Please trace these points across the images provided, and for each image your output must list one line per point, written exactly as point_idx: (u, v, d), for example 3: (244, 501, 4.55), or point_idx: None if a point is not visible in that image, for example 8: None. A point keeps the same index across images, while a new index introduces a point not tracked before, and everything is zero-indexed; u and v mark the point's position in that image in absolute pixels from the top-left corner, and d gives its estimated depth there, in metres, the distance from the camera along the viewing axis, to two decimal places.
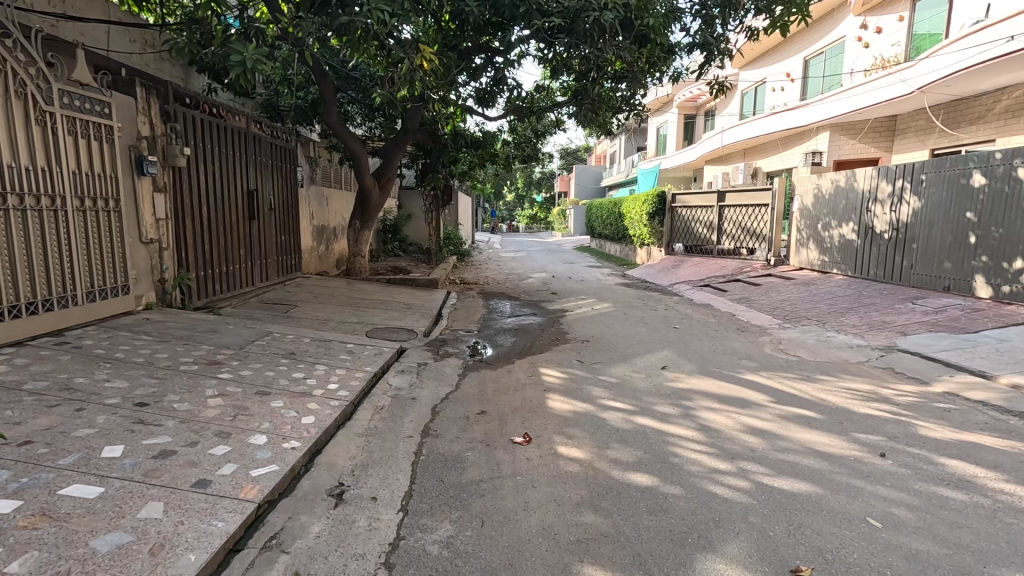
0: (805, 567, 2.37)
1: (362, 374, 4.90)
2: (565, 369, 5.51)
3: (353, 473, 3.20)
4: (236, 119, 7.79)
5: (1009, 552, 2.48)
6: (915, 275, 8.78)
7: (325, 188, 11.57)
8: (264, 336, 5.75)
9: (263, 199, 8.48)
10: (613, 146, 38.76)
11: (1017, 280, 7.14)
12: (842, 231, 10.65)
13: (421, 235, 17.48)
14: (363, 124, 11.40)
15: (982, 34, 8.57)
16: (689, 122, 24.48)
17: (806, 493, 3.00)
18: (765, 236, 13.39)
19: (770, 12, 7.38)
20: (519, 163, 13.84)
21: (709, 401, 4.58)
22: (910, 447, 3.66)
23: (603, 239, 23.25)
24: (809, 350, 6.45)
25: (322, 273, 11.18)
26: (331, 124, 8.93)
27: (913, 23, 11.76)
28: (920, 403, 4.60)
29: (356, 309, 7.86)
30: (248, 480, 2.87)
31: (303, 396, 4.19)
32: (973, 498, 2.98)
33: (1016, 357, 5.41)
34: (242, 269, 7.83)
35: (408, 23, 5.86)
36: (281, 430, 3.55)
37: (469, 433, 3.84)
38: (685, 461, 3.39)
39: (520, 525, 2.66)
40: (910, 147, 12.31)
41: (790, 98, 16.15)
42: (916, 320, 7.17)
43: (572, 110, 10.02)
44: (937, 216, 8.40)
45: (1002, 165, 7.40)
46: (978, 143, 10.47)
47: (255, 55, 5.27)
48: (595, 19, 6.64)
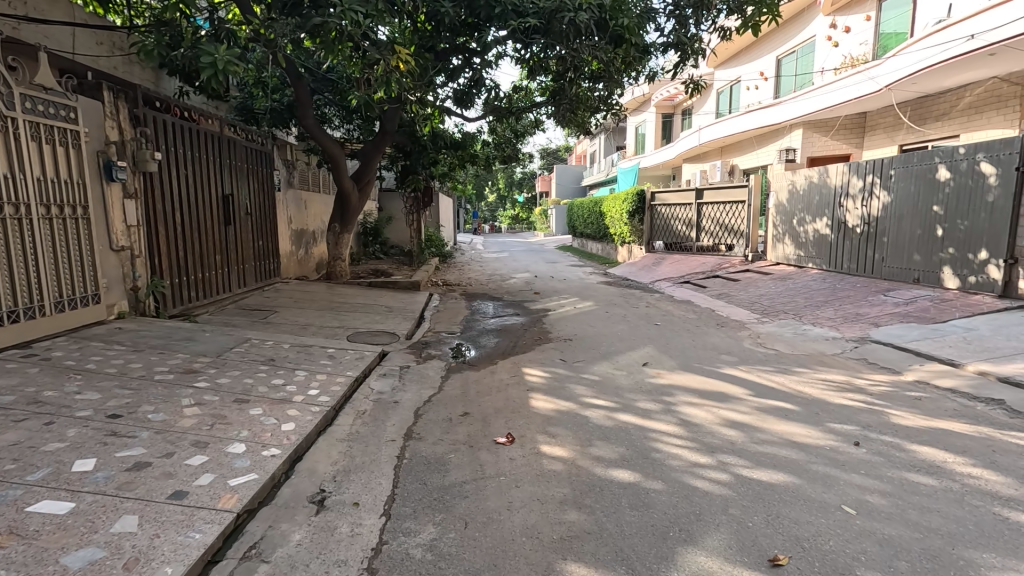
0: (783, 555, 2.42)
1: (343, 379, 4.85)
2: (548, 369, 5.52)
3: (335, 478, 3.17)
4: (209, 123, 7.65)
5: (976, 534, 2.57)
6: (886, 268, 9.02)
7: (303, 192, 11.43)
8: (242, 342, 5.65)
9: (239, 203, 8.32)
10: (593, 145, 39.01)
11: (982, 271, 7.37)
12: (816, 226, 10.89)
13: (402, 237, 17.41)
14: (340, 126, 11.29)
15: (943, 33, 8.85)
16: (667, 121, 24.78)
17: (783, 484, 3.06)
18: (743, 232, 13.63)
19: (742, 12, 7.51)
20: (500, 164, 13.85)
21: (690, 396, 4.65)
22: (883, 436, 3.76)
23: (585, 239, 23.37)
24: (786, 343, 6.58)
25: (302, 277, 11.04)
26: (308, 126, 8.82)
27: (879, 23, 12.10)
28: (892, 392, 4.73)
29: (337, 313, 7.78)
30: (226, 490, 2.82)
31: (283, 402, 4.13)
32: (943, 483, 3.08)
33: (982, 345, 5.60)
34: (219, 275, 7.68)
35: (383, 23, 5.82)
36: (261, 437, 3.49)
37: (452, 434, 3.83)
38: (666, 456, 3.43)
39: (504, 525, 2.66)
40: (880, 143, 12.64)
41: (763, 96, 16.44)
42: (888, 312, 7.38)
43: (551, 110, 10.06)
44: (906, 210, 8.64)
45: (966, 160, 7.63)
46: (944, 139, 10.80)
47: (226, 56, 5.18)
48: (570, 20, 6.71)
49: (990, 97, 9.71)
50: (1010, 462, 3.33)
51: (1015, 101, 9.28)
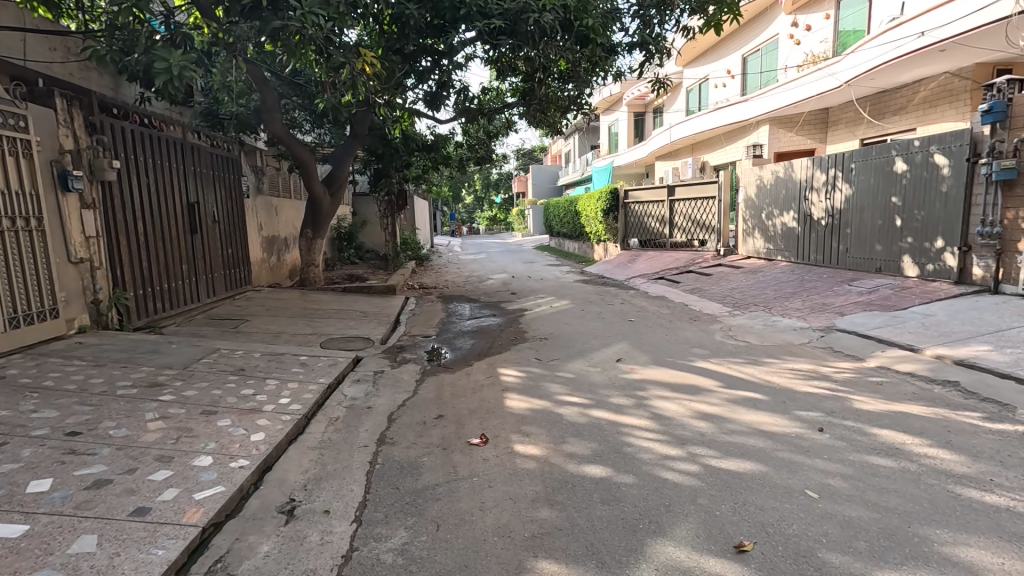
0: (748, 541, 2.48)
1: (315, 387, 4.78)
2: (523, 368, 5.54)
3: (306, 487, 3.13)
4: (172, 130, 7.47)
5: (930, 511, 2.67)
6: (851, 258, 9.31)
7: (273, 197, 11.22)
8: (210, 353, 5.52)
9: (205, 211, 8.11)
10: (567, 143, 39.29)
11: (939, 259, 7.64)
12: (784, 220, 11.17)
13: (377, 240, 17.26)
14: (311, 131, 11.14)
15: (896, 30, 9.17)
16: (639, 120, 25.13)
17: (750, 472, 3.13)
18: (714, 227, 13.89)
19: (703, 12, 7.66)
20: (473, 165, 13.83)
21: (662, 390, 4.72)
22: (846, 421, 3.87)
23: (562, 238, 23.50)
24: (756, 335, 6.73)
25: (274, 285, 10.83)
26: (275, 131, 8.68)
27: (838, 21, 12.49)
28: (856, 378, 4.89)
29: (310, 320, 7.67)
30: (191, 504, 2.76)
31: (253, 412, 4.05)
32: (901, 464, 3.19)
33: (938, 330, 5.82)
34: (186, 285, 7.49)
35: (345, 26, 5.74)
36: (228, 449, 3.43)
37: (426, 438, 3.81)
38: (638, 450, 3.48)
39: (476, 526, 2.66)
40: (842, 138, 12.99)
41: (731, 94, 16.77)
42: (852, 301, 7.62)
43: (522, 110, 10.10)
44: (868, 201, 8.92)
45: (920, 152, 7.90)
46: (901, 132, 11.16)
47: (182, 61, 5.06)
48: (535, 21, 6.71)
49: (942, 91, 10.11)
50: (963, 441, 3.48)
51: (965, 94, 9.66)
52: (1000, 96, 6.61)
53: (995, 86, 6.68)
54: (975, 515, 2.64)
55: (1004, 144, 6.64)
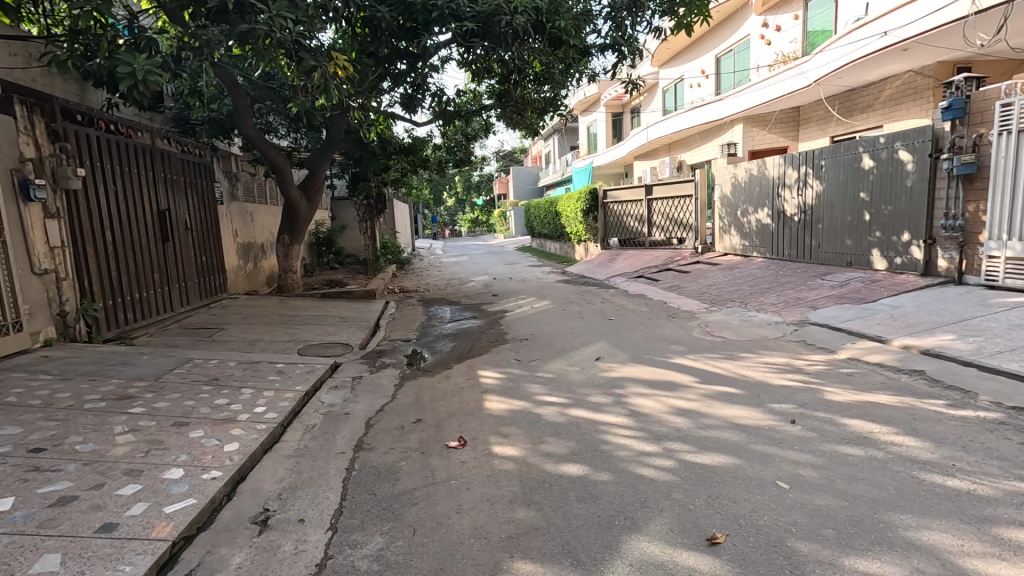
0: (721, 533, 2.52)
1: (292, 394, 4.71)
2: (503, 369, 5.54)
3: (280, 496, 3.08)
4: (141, 136, 7.31)
5: (895, 498, 2.75)
6: (823, 253, 9.53)
7: (248, 204, 11.03)
8: (184, 363, 5.41)
9: (177, 218, 7.94)
10: (547, 144, 39.44)
11: (906, 251, 7.85)
12: (758, 217, 11.39)
13: (357, 245, 17.12)
14: (287, 135, 11.01)
15: (861, 30, 9.42)
16: (617, 120, 25.33)
17: (724, 466, 3.18)
18: (691, 225, 14.08)
19: (674, 14, 7.78)
20: (452, 168, 13.80)
21: (640, 387, 4.78)
22: (817, 412, 3.96)
23: (543, 239, 23.56)
24: (732, 330, 6.83)
25: (251, 292, 10.65)
26: (249, 135, 8.57)
27: (806, 21, 12.78)
28: (827, 369, 5.01)
29: (288, 327, 7.56)
30: (161, 518, 2.70)
31: (227, 422, 3.99)
32: (869, 452, 3.28)
33: (906, 321, 5.99)
34: (159, 294, 7.33)
35: (315, 29, 5.68)
36: (201, 460, 3.36)
37: (404, 442, 3.79)
38: (615, 448, 3.51)
39: (453, 529, 2.66)
40: (813, 135, 13.27)
41: (705, 94, 17.03)
42: (824, 295, 7.79)
43: (499, 112, 10.12)
44: (838, 197, 9.15)
45: (885, 149, 8.13)
46: (869, 129, 11.45)
47: (147, 65, 4.95)
48: (508, 23, 6.77)
49: (907, 89, 10.40)
50: (928, 428, 3.58)
51: (929, 92, 9.94)
52: (959, 93, 6.84)
53: (954, 84, 6.91)
54: (937, 499, 2.72)
55: (964, 139, 6.87)
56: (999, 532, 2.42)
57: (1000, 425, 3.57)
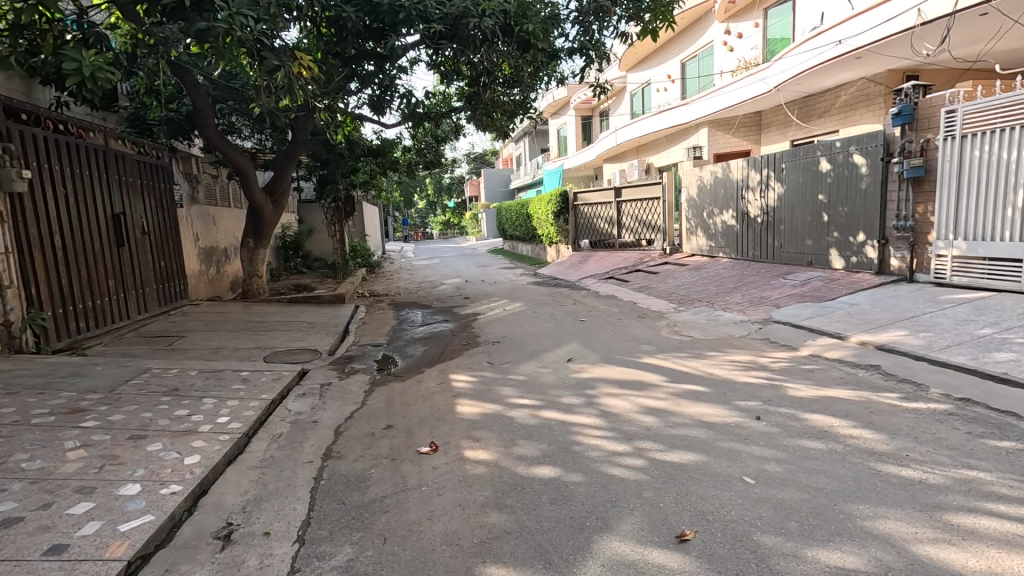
0: (689, 531, 2.56)
1: (257, 403, 4.56)
2: (475, 373, 5.51)
3: (245, 509, 2.98)
4: (92, 136, 6.98)
5: (854, 488, 2.86)
6: (785, 253, 9.85)
7: (210, 207, 10.68)
8: (141, 373, 5.19)
9: (133, 222, 7.61)
10: (518, 146, 39.61)
11: (861, 251, 8.18)
12: (723, 218, 11.69)
13: (325, 248, 16.80)
14: (251, 136, 10.71)
15: (818, 38, 9.78)
16: (586, 123, 25.61)
17: (693, 463, 3.25)
18: (659, 227, 14.35)
19: (640, 19, 7.94)
20: (422, 170, 13.67)
21: (610, 387, 4.83)
22: (781, 408, 4.08)
23: (515, 240, 23.61)
24: (700, 329, 6.98)
25: (214, 298, 10.30)
26: (210, 137, 8.29)
27: (766, 29, 13.21)
28: (790, 366, 5.17)
29: (253, 333, 7.35)
30: (116, 536, 2.58)
31: (187, 434, 3.84)
32: (829, 446, 3.40)
33: (863, 317, 6.24)
34: (114, 301, 7.01)
35: (277, 28, 5.56)
36: (159, 474, 3.22)
37: (374, 449, 3.72)
38: (587, 449, 3.53)
39: (424, 536, 2.62)
40: (775, 139, 13.69)
41: (672, 98, 17.37)
42: (787, 293, 8.04)
43: (469, 114, 10.07)
44: (798, 199, 9.47)
45: (841, 152, 8.46)
46: (827, 134, 11.89)
47: (97, 62, 4.74)
48: (476, 26, 6.79)
49: (861, 96, 10.87)
50: (884, 420, 3.73)
51: (880, 98, 10.39)
52: (907, 100, 7.17)
53: (903, 91, 7.24)
54: (892, 488, 2.84)
55: (913, 144, 7.21)
56: (948, 518, 2.54)
57: (948, 416, 3.76)
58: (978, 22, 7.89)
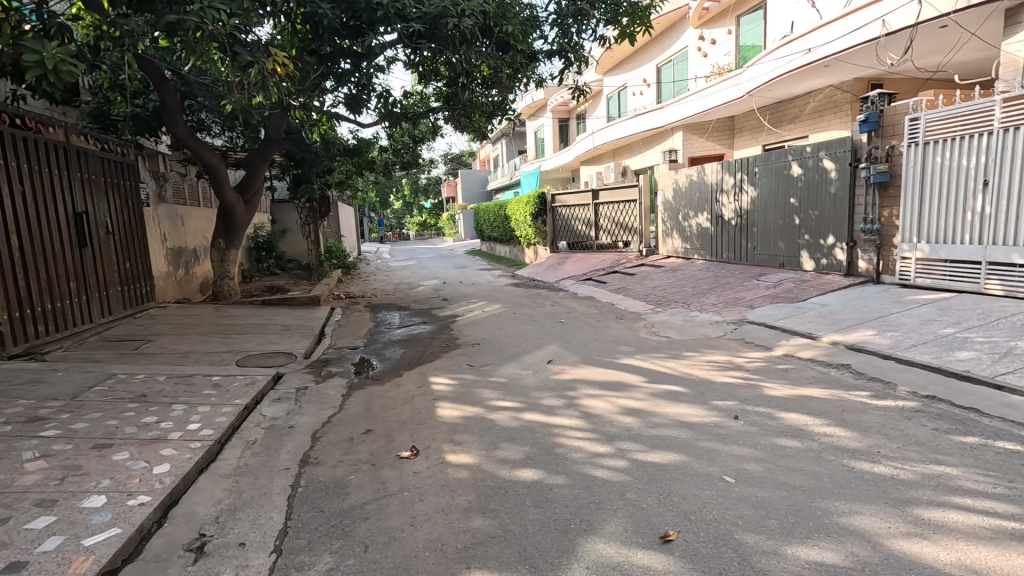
0: (672, 531, 2.57)
1: (230, 409, 4.42)
2: (455, 376, 5.46)
3: (218, 519, 2.88)
4: (51, 131, 6.66)
5: (830, 485, 2.92)
6: (758, 254, 10.08)
7: (178, 206, 10.34)
8: (105, 379, 4.98)
9: (96, 221, 7.29)
10: (495, 146, 39.68)
11: (831, 253, 8.43)
12: (698, 221, 11.91)
13: (299, 249, 16.47)
14: (222, 134, 10.42)
15: (788, 46, 10.04)
16: (563, 126, 25.78)
17: (674, 463, 3.27)
18: (636, 229, 14.52)
19: (618, 23, 8.06)
20: (399, 170, 13.53)
21: (591, 388, 4.85)
22: (758, 407, 4.16)
23: (493, 242, 23.56)
24: (677, 330, 7.09)
25: (182, 300, 9.97)
26: (178, 134, 8.03)
27: (739, 36, 13.51)
28: (765, 366, 5.28)
29: (224, 337, 7.14)
30: (79, 551, 2.45)
31: (156, 442, 3.69)
32: (805, 443, 3.48)
33: (834, 318, 6.42)
34: (75, 304, 6.71)
35: (251, 23, 5.43)
36: (126, 485, 3.08)
37: (353, 454, 3.65)
38: (569, 450, 3.53)
39: (407, 542, 2.57)
40: (747, 144, 14.01)
41: (647, 101, 17.61)
42: (760, 294, 8.23)
43: (447, 115, 10.02)
44: (770, 202, 9.71)
45: (811, 157, 8.71)
46: (797, 139, 12.22)
47: (60, 54, 4.54)
48: (455, 26, 6.75)
49: (829, 103, 11.21)
50: (856, 418, 3.84)
51: (847, 105, 10.74)
52: (873, 108, 7.43)
53: (869, 99, 7.50)
54: (866, 484, 2.92)
55: (879, 150, 7.46)
56: (919, 513, 2.63)
57: (916, 413, 3.89)
58: (938, 34, 8.24)
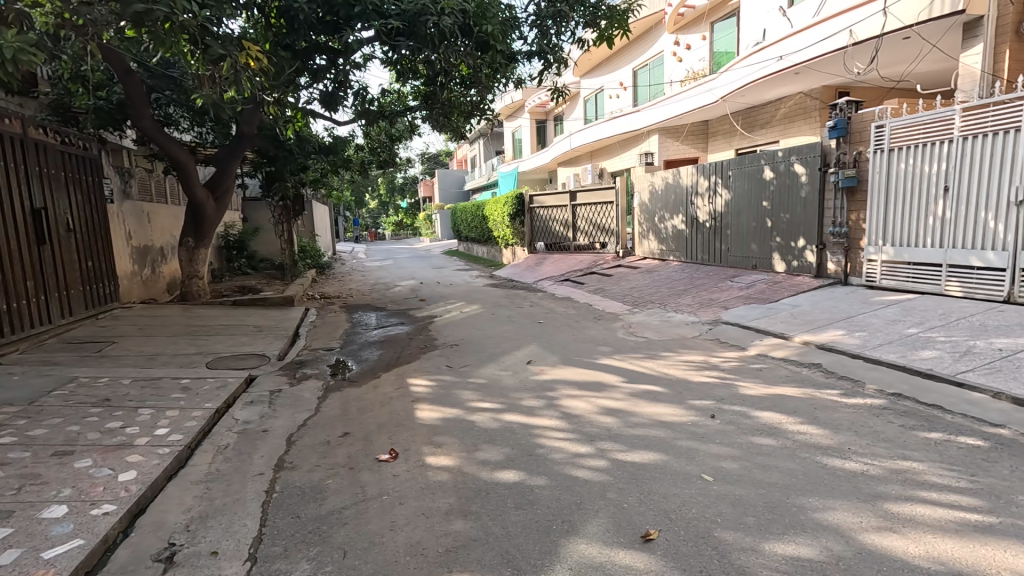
0: (653, 530, 2.59)
1: (200, 413, 4.27)
2: (434, 377, 5.40)
3: (189, 527, 2.78)
4: (8, 123, 6.33)
5: (804, 482, 2.99)
6: (732, 256, 10.30)
7: (144, 203, 9.99)
8: (66, 383, 4.76)
9: (56, 218, 6.97)
10: (473, 146, 39.63)
11: (801, 255, 8.67)
12: (674, 223, 12.10)
13: (272, 248, 16.10)
14: (190, 129, 10.10)
15: (761, 53, 10.28)
16: (541, 127, 25.88)
17: (654, 463, 3.30)
18: (613, 230, 14.66)
19: (596, 26, 8.12)
20: (376, 169, 13.35)
21: (571, 388, 4.86)
22: (734, 406, 4.23)
23: (470, 242, 23.47)
24: (654, 331, 7.17)
25: (149, 301, 9.63)
26: (145, 128, 7.75)
27: (713, 42, 13.78)
28: (740, 365, 5.39)
29: (193, 338, 6.92)
30: (38, 564, 2.33)
31: (122, 448, 3.54)
32: (780, 441, 3.55)
33: (805, 318, 6.60)
34: (33, 305, 6.41)
35: (223, 15, 5.27)
36: (90, 494, 2.95)
37: (330, 458, 3.57)
38: (550, 451, 3.53)
39: (387, 547, 2.53)
40: (721, 148, 14.29)
41: (624, 104, 17.82)
42: (734, 295, 8.41)
43: (425, 114, 9.94)
44: (744, 205, 9.93)
45: (783, 162, 8.95)
46: (768, 144, 12.54)
47: (19, 42, 4.33)
48: (434, 24, 6.68)
49: (799, 109, 11.53)
50: (828, 416, 3.95)
51: (816, 112, 11.08)
52: (842, 115, 7.68)
53: (838, 106, 7.75)
54: (839, 481, 3.00)
55: (847, 155, 7.72)
56: (889, 507, 2.71)
57: (884, 410, 4.02)
58: (902, 45, 8.56)
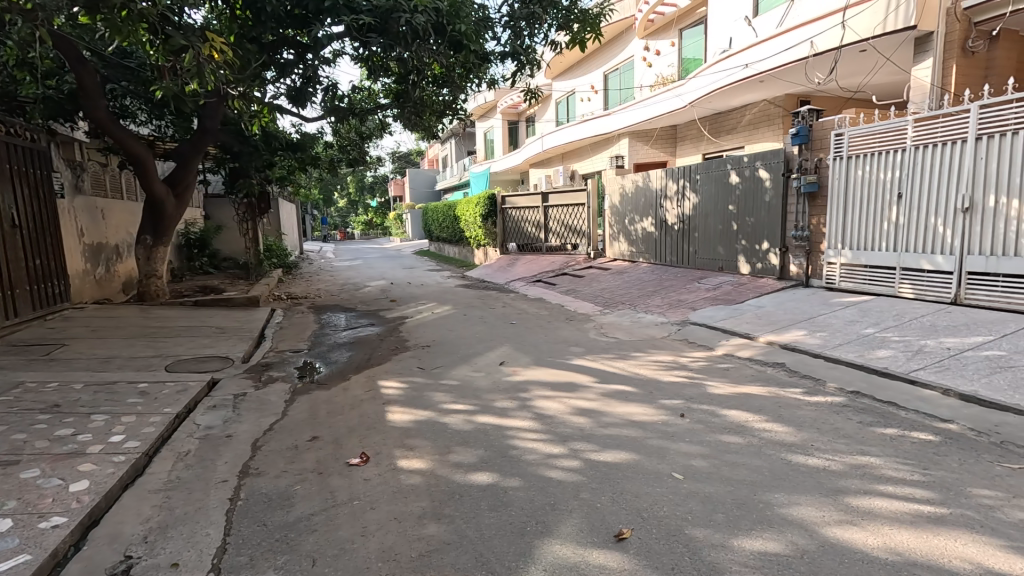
0: (626, 529, 2.62)
1: (159, 418, 4.09)
2: (405, 379, 5.33)
3: (147, 538, 2.65)
4: None
5: (770, 479, 3.08)
6: (699, 258, 10.54)
7: (98, 199, 9.52)
8: (10, 389, 4.48)
9: (1, 213, 6.56)
10: (445, 146, 39.40)
11: (765, 258, 8.94)
12: (643, 225, 12.30)
13: (236, 247, 15.59)
14: (148, 122, 9.69)
15: (728, 61, 10.57)
16: (513, 128, 25.94)
17: (626, 462, 3.33)
18: (584, 232, 14.81)
19: (569, 29, 8.15)
20: (345, 167, 13.09)
21: (543, 389, 4.88)
22: (703, 405, 4.32)
23: (442, 243, 23.29)
24: (625, 331, 7.27)
25: (103, 301, 9.18)
26: (99, 119, 7.38)
27: (681, 48, 14.09)
28: (708, 365, 5.51)
29: (151, 340, 6.62)
30: None
31: (73, 457, 3.36)
32: (747, 439, 3.65)
33: (769, 319, 6.81)
34: None
35: (186, 5, 5.07)
36: (38, 506, 2.78)
37: (298, 463, 3.47)
38: (523, 452, 3.53)
39: (358, 553, 2.47)
40: (688, 152, 14.62)
41: (595, 107, 18.01)
42: (702, 297, 8.60)
43: (396, 112, 9.81)
44: (711, 208, 10.17)
45: (748, 167, 9.22)
46: (734, 149, 12.89)
47: None
48: (407, 21, 6.59)
49: (763, 116, 11.89)
50: (791, 414, 4.08)
51: (779, 119, 11.45)
52: (804, 122, 7.96)
53: (800, 114, 8.04)
54: (804, 476, 3.10)
55: (808, 162, 8.01)
56: (850, 501, 2.81)
57: (843, 407, 4.18)
58: (859, 57, 8.93)
